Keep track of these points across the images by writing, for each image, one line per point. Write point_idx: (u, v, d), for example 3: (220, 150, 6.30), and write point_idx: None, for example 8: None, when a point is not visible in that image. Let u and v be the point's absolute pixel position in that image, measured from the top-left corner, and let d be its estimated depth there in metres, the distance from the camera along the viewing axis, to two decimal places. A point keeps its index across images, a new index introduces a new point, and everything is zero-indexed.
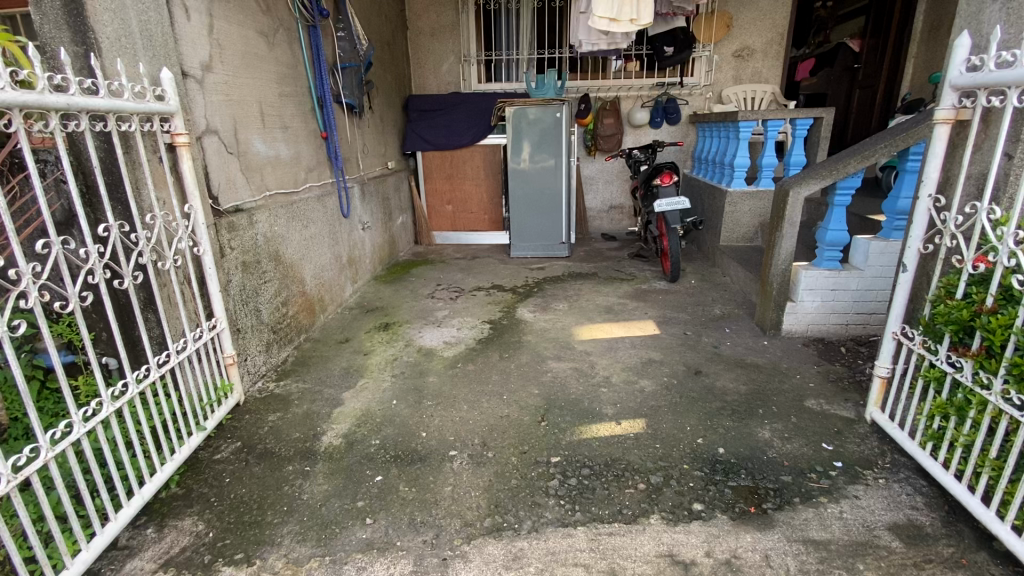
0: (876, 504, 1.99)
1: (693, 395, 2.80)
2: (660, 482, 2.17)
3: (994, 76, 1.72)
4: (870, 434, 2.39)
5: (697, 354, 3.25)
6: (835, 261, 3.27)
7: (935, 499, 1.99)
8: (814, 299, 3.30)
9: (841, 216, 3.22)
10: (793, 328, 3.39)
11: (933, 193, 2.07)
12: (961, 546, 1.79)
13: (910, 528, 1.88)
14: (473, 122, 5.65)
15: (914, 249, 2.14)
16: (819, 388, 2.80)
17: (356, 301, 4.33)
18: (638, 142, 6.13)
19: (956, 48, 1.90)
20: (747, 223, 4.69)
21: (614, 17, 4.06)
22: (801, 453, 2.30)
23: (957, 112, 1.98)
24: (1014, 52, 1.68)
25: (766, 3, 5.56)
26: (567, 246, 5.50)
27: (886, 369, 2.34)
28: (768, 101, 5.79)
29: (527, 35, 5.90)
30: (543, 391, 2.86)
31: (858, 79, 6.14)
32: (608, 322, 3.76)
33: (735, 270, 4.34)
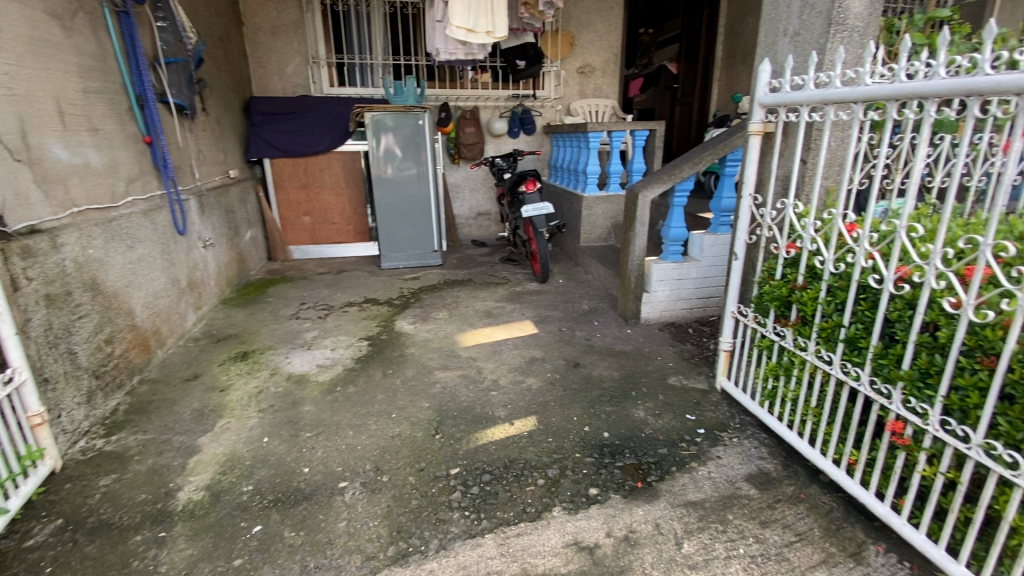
0: (734, 460, 2.32)
1: (576, 386, 2.97)
2: (558, 475, 2.25)
3: (792, 96, 2.11)
4: (721, 402, 2.76)
5: (573, 348, 3.46)
6: (678, 254, 3.73)
7: (775, 447, 2.38)
8: (665, 288, 3.73)
9: (680, 215, 3.69)
10: (650, 316, 3.79)
11: (752, 192, 2.46)
12: (799, 483, 2.16)
13: (761, 476, 2.21)
14: (328, 128, 5.30)
15: (742, 240, 2.53)
16: (677, 366, 3.18)
17: (202, 330, 3.77)
18: (498, 150, 6.34)
19: (760, 73, 2.30)
20: (602, 225, 5.14)
21: (471, 28, 4.16)
22: (671, 426, 2.57)
23: (765, 125, 2.39)
24: (803, 77, 2.09)
25: (601, 26, 6.15)
26: (439, 254, 5.46)
27: (728, 343, 2.73)
28: (610, 114, 6.43)
29: (381, 39, 5.74)
30: (435, 403, 2.79)
31: (678, 97, 7.14)
32: (488, 326, 3.80)
33: (596, 267, 4.71)
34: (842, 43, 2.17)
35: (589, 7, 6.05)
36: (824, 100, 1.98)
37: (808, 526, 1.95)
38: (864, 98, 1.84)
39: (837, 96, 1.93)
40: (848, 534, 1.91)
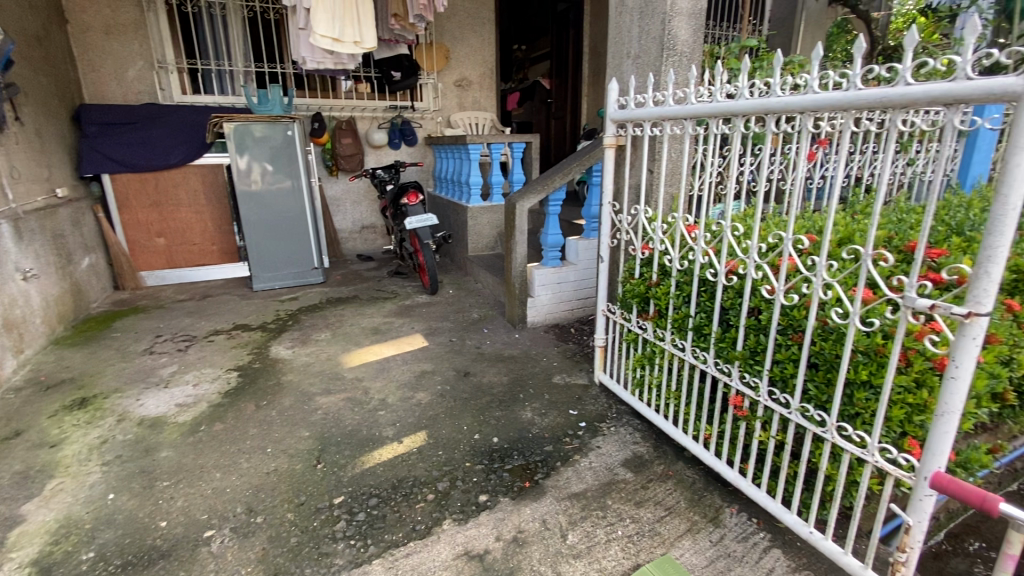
0: (612, 448, 2.49)
1: (466, 395, 2.98)
2: (447, 487, 2.24)
3: (638, 113, 2.34)
4: (600, 394, 2.95)
5: (463, 357, 3.47)
6: (557, 259, 3.93)
7: (646, 431, 2.60)
8: (547, 292, 3.91)
9: (556, 222, 3.89)
10: (536, 319, 3.93)
11: (611, 201, 2.68)
12: (667, 461, 2.38)
13: (635, 459, 2.40)
14: (181, 139, 4.80)
15: (606, 244, 2.74)
16: (562, 365, 3.34)
17: (26, 378, 3.19)
18: (379, 162, 6.19)
19: (610, 91, 2.52)
20: (488, 234, 5.23)
21: (336, 37, 4.05)
22: (556, 423, 2.69)
23: (617, 139, 2.61)
24: (644, 96, 2.33)
25: (475, 41, 6.30)
26: (320, 271, 5.18)
27: (602, 338, 2.92)
28: (489, 127, 6.59)
29: (240, 45, 5.34)
30: (317, 430, 2.64)
31: (553, 111, 7.55)
32: (375, 344, 3.68)
33: (484, 276, 4.78)
34: (675, 67, 2.44)
35: (462, 22, 6.16)
36: (661, 116, 2.22)
37: (675, 500, 2.15)
38: (691, 115, 2.10)
39: (671, 113, 2.17)
40: (708, 501, 2.14)
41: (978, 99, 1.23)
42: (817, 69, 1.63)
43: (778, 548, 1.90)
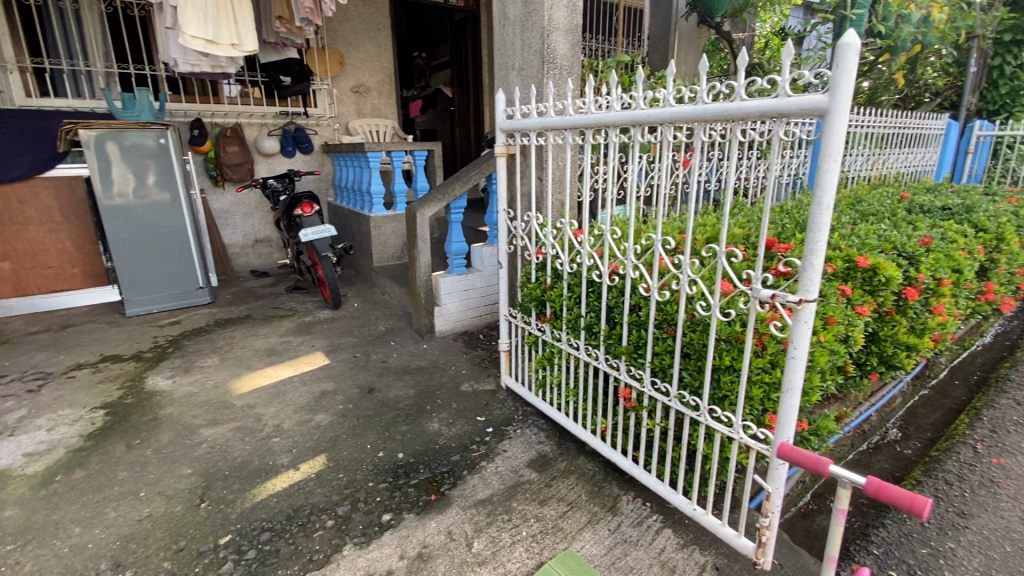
0: (517, 450, 2.53)
1: (369, 413, 2.88)
2: (348, 511, 2.14)
3: (524, 123, 2.41)
4: (507, 398, 2.99)
5: (367, 373, 3.35)
6: (462, 267, 3.92)
7: (551, 430, 2.67)
8: (454, 300, 3.89)
9: (459, 230, 3.88)
10: (444, 328, 3.90)
11: (506, 208, 2.73)
12: (570, 457, 2.46)
13: (540, 459, 2.45)
14: (26, 148, 4.19)
15: (504, 250, 2.79)
16: (470, 372, 3.33)
17: None
18: (272, 171, 5.83)
19: (497, 101, 2.58)
20: (393, 243, 5.11)
21: (210, 39, 3.77)
22: (463, 431, 2.69)
23: (508, 147, 2.67)
24: (529, 107, 2.41)
25: (371, 47, 6.14)
26: (207, 291, 4.76)
27: (506, 343, 2.96)
28: (390, 134, 6.46)
29: (99, 44, 4.78)
30: (201, 467, 2.42)
31: (456, 119, 7.58)
32: (271, 366, 3.45)
33: (390, 286, 4.66)
34: (556, 79, 2.56)
35: (356, 27, 5.98)
36: (544, 126, 2.30)
37: (577, 494, 2.23)
38: (570, 126, 2.19)
39: (552, 124, 2.25)
40: (606, 491, 2.24)
41: (797, 114, 1.39)
42: (671, 84, 1.74)
43: (669, 528, 2.02)
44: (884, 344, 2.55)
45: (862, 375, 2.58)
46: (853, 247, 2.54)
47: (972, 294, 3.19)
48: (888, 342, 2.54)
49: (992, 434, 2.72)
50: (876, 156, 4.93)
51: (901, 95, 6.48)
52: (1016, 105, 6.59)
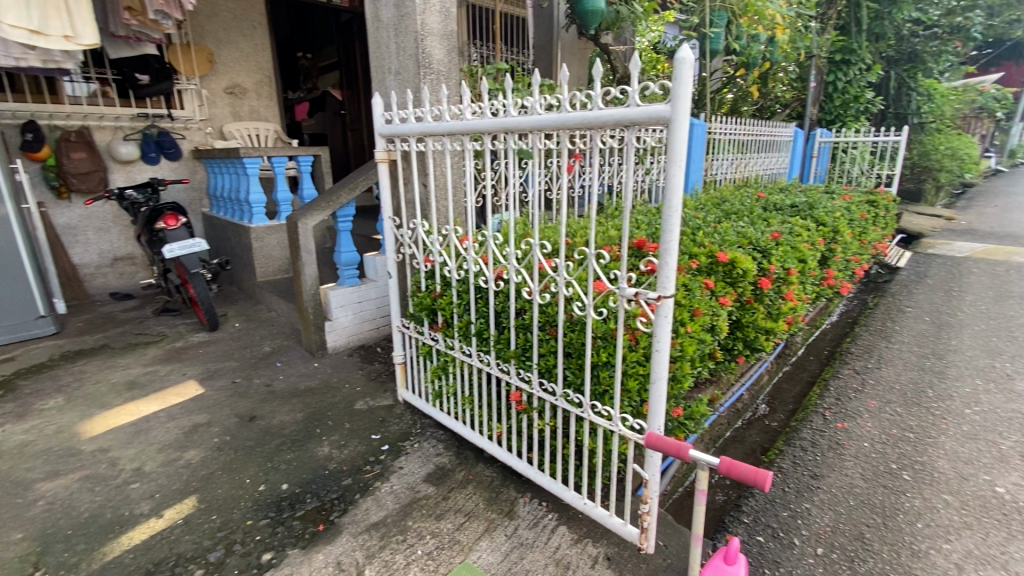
0: (414, 465, 2.44)
1: (250, 443, 2.63)
2: (221, 557, 1.94)
3: (401, 129, 2.35)
4: (404, 412, 2.89)
5: (249, 400, 3.07)
6: (355, 278, 3.73)
7: (450, 441, 2.62)
8: (347, 314, 3.69)
9: (349, 239, 3.69)
10: (337, 344, 3.68)
11: (391, 215, 2.64)
12: (468, 466, 2.43)
13: (437, 472, 2.39)
14: None
15: (391, 259, 2.69)
16: (365, 389, 3.18)
17: None
18: (131, 180, 5.18)
19: (374, 105, 2.49)
20: (279, 256, 4.75)
21: (35, 29, 3.26)
22: (356, 452, 2.55)
23: (389, 153, 2.57)
24: (406, 112, 2.36)
25: (245, 45, 5.69)
26: (52, 320, 4.11)
27: (400, 355, 2.86)
28: (273, 138, 6.01)
29: None
30: (35, 529, 2.06)
31: (348, 123, 7.28)
32: (132, 401, 3.04)
33: (276, 303, 4.33)
34: (434, 83, 2.54)
35: (226, 22, 5.50)
36: (422, 132, 2.26)
37: (474, 503, 2.20)
38: (446, 132, 2.16)
39: (430, 129, 2.21)
40: (504, 496, 2.23)
41: (645, 123, 1.48)
42: (537, 92, 1.78)
43: (564, 525, 2.06)
44: (746, 329, 2.83)
45: (730, 358, 2.84)
46: (716, 244, 2.78)
47: (816, 280, 3.64)
48: (750, 328, 2.82)
49: (837, 402, 3.11)
50: (738, 160, 5.49)
51: (759, 106, 7.27)
52: (847, 116, 7.69)
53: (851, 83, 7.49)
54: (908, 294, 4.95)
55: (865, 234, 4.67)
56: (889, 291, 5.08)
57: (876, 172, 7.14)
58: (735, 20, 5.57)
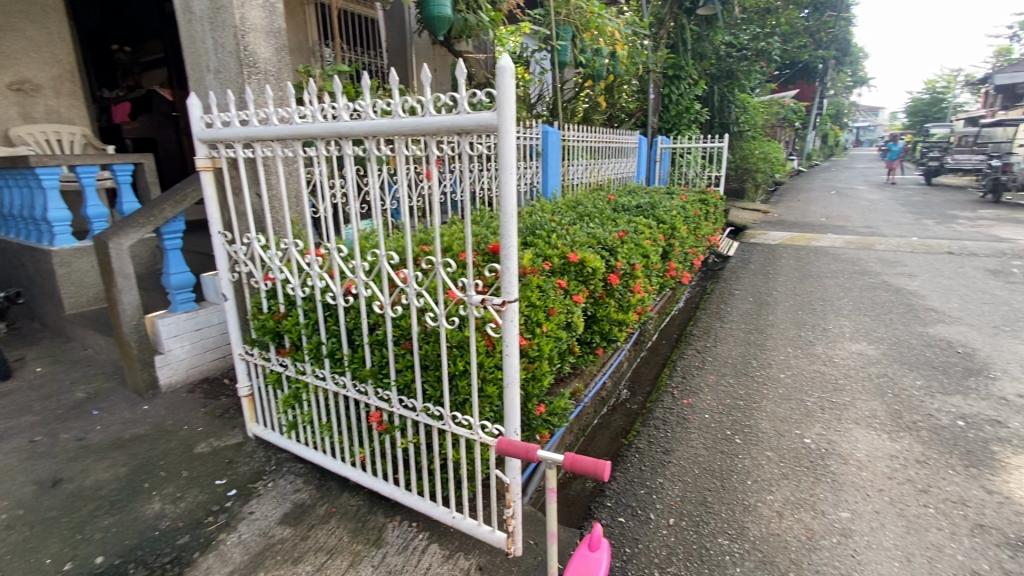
0: (267, 508, 2.20)
1: (51, 515, 2.16)
2: None
3: (222, 133, 2.11)
4: (256, 449, 2.59)
5: (52, 460, 2.53)
6: (190, 301, 3.27)
7: (310, 474, 2.40)
8: (182, 345, 3.22)
9: (179, 258, 3.23)
10: (173, 380, 3.19)
11: (221, 230, 2.34)
12: (331, 499, 2.24)
13: (295, 510, 2.18)
14: None
15: (225, 279, 2.40)
16: (208, 428, 2.80)
17: None
18: None
19: (190, 107, 2.21)
20: (95, 283, 4.02)
21: None
22: (196, 504, 2.22)
23: (214, 160, 2.29)
24: (228, 114, 2.12)
25: (34, 32, 4.72)
26: None
27: (246, 387, 2.56)
28: (82, 143, 5.02)
29: None
30: None
31: (181, 126, 6.69)
32: None
33: (92, 338, 3.64)
34: (260, 84, 2.34)
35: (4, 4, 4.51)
36: (246, 137, 2.04)
37: (337, 538, 2.03)
38: (275, 137, 1.97)
39: (256, 134, 2.00)
40: (371, 524, 2.10)
41: (475, 130, 1.47)
42: (368, 96, 1.70)
43: (435, 543, 1.99)
44: (601, 323, 3.04)
45: (589, 351, 3.03)
46: (568, 246, 2.93)
47: (660, 273, 4.04)
48: (604, 321, 3.04)
49: (683, 380, 3.46)
50: (592, 165, 5.90)
51: (609, 115, 7.90)
52: (681, 125, 8.69)
53: (682, 96, 8.48)
54: (737, 278, 5.71)
55: (699, 229, 5.29)
56: (722, 277, 5.81)
57: (707, 174, 8.16)
58: (578, 34, 6.00)
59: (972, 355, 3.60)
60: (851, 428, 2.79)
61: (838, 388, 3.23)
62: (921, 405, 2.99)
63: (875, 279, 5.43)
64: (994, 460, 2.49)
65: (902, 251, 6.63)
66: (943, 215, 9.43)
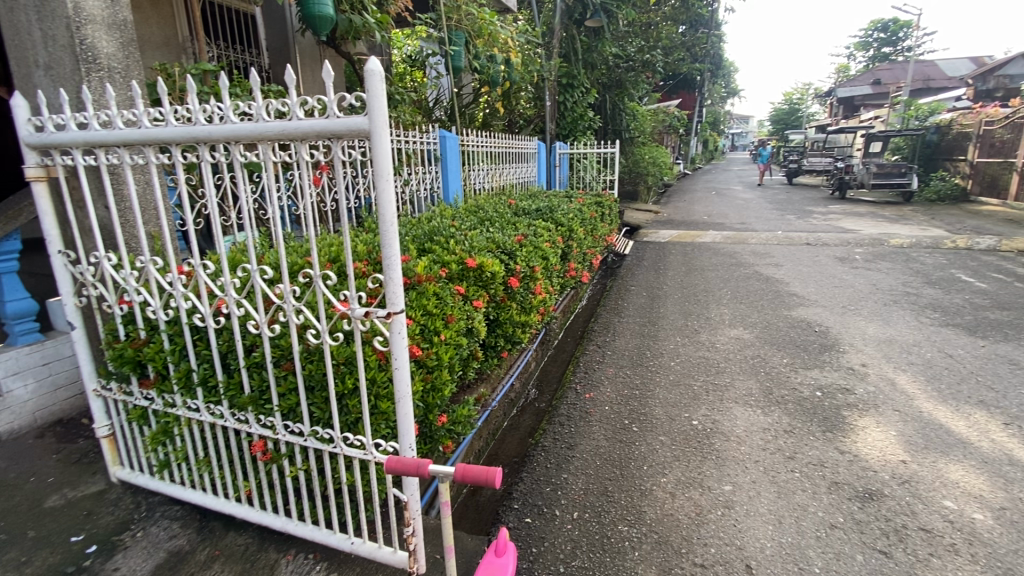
0: (136, 562, 1.93)
1: None
2: None
3: (56, 137, 1.84)
4: (122, 495, 2.28)
5: None
6: (34, 332, 2.80)
7: (188, 517, 2.15)
8: (26, 384, 2.73)
9: (15, 283, 2.75)
10: (15, 427, 2.69)
11: (61, 249, 2.04)
12: (214, 541, 2.03)
13: (170, 559, 1.94)
14: None
15: (71, 305, 2.09)
16: (62, 477, 2.41)
17: None
18: None
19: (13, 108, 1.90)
20: None
21: None
22: (44, 568, 1.90)
23: (48, 169, 1.98)
24: (62, 117, 1.86)
25: None
26: None
27: (104, 427, 2.24)
28: None
29: None
30: None
31: None
32: None
33: None
34: (102, 82, 2.07)
35: None
36: (86, 142, 1.79)
37: None
38: (121, 142, 1.74)
39: (97, 138, 1.77)
40: (262, 562, 1.93)
41: (346, 134, 1.41)
42: (227, 98, 1.56)
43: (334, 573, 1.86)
44: (505, 326, 3.07)
45: (494, 355, 3.05)
46: (467, 251, 2.93)
47: (560, 273, 4.17)
48: (507, 324, 3.07)
49: (586, 375, 3.60)
50: (493, 170, 5.96)
51: (509, 121, 8.06)
52: (577, 131, 9.10)
53: (577, 104, 8.87)
54: (633, 275, 6.06)
55: (596, 230, 5.54)
56: (620, 275, 6.13)
57: (603, 178, 8.57)
58: (472, 40, 6.03)
59: (826, 333, 4.12)
60: (731, 407, 3.06)
61: (720, 370, 3.54)
62: (788, 380, 3.37)
63: (749, 270, 6.04)
64: (845, 424, 2.86)
65: (770, 244, 7.46)
66: (801, 211, 10.75)
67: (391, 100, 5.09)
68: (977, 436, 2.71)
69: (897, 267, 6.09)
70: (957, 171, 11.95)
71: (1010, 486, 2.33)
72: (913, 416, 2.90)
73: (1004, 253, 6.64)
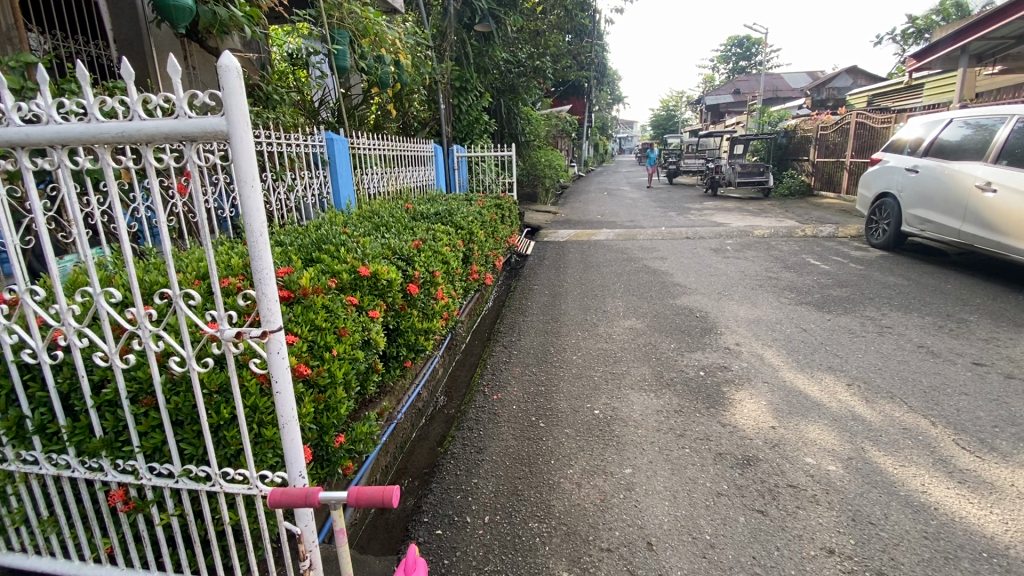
0: None
1: None
2: None
3: None
4: None
5: None
6: None
7: None
8: None
9: None
10: None
11: None
12: None
13: None
14: None
15: None
16: None
17: None
18: None
19: None
20: None
21: None
22: None
23: None
24: None
25: None
26: None
27: None
28: None
29: None
30: None
31: None
32: None
33: None
34: None
35: None
36: None
37: None
38: None
39: None
40: None
41: (201, 136, 1.27)
42: (49, 94, 1.33)
43: None
44: (406, 334, 2.98)
45: (397, 365, 2.93)
46: (359, 259, 2.80)
47: (462, 277, 4.15)
48: (409, 332, 2.98)
49: (493, 376, 3.62)
50: (388, 174, 5.76)
51: (402, 124, 7.86)
52: (473, 134, 9.11)
53: (471, 107, 8.87)
54: (535, 275, 6.20)
55: (496, 232, 5.58)
56: (522, 275, 6.24)
57: (501, 181, 8.69)
58: (356, 40, 5.79)
59: (706, 318, 4.53)
60: (628, 393, 3.25)
61: (617, 360, 3.74)
62: (675, 363, 3.65)
63: (638, 264, 6.46)
64: (725, 399, 3.16)
65: (656, 239, 8.05)
66: (681, 208, 11.77)
67: (268, 100, 4.72)
68: (828, 398, 3.12)
69: (761, 255, 6.87)
70: (802, 170, 13.80)
71: (854, 438, 2.71)
72: (778, 386, 3.28)
73: (840, 238, 7.78)
